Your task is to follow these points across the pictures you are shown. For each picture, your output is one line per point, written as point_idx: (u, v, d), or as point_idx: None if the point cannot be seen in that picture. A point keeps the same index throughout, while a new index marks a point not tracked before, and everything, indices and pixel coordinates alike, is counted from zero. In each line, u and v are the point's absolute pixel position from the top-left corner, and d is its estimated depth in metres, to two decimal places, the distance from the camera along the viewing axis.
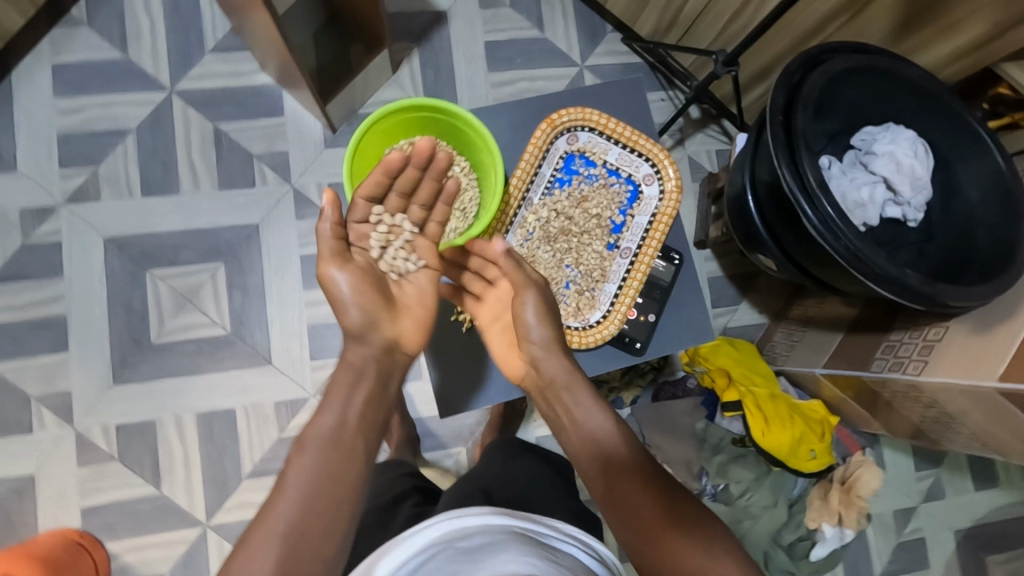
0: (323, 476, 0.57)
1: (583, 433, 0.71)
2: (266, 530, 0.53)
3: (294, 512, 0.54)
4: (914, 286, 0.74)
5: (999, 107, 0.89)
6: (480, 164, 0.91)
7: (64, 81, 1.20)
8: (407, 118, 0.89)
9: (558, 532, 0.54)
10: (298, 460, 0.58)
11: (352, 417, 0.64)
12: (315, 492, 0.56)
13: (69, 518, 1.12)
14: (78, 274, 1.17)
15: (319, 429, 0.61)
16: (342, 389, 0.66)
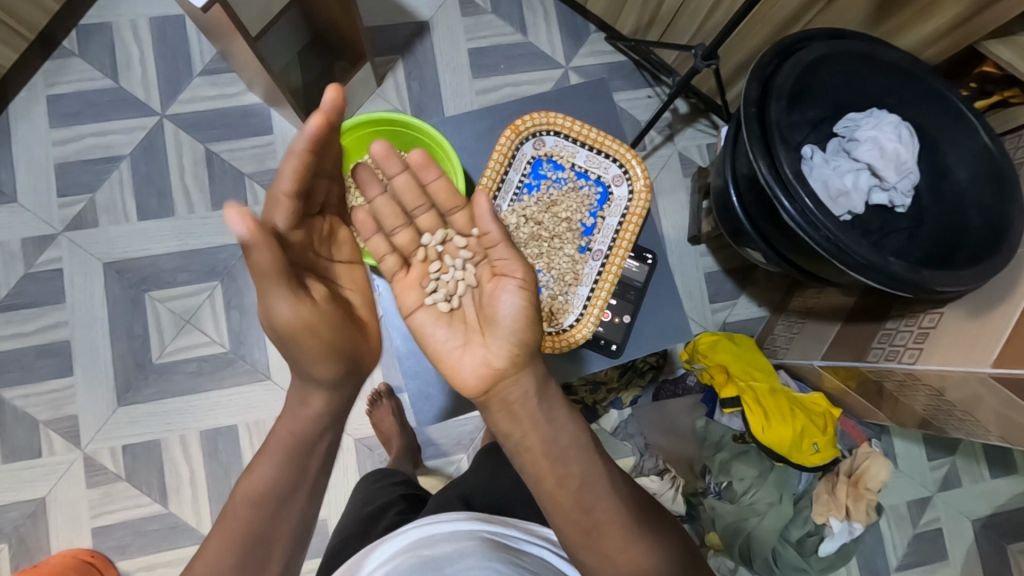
0: (249, 530, 0.58)
1: (553, 448, 0.62)
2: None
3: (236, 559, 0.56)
4: (898, 274, 0.72)
5: (987, 85, 0.88)
6: None
7: (59, 112, 1.23)
8: (366, 135, 0.93)
9: (527, 535, 0.62)
10: (238, 507, 0.59)
11: (295, 458, 0.61)
12: (247, 543, 0.57)
13: (81, 539, 1.14)
14: (80, 300, 1.20)
15: (262, 476, 0.60)
16: (279, 440, 0.62)
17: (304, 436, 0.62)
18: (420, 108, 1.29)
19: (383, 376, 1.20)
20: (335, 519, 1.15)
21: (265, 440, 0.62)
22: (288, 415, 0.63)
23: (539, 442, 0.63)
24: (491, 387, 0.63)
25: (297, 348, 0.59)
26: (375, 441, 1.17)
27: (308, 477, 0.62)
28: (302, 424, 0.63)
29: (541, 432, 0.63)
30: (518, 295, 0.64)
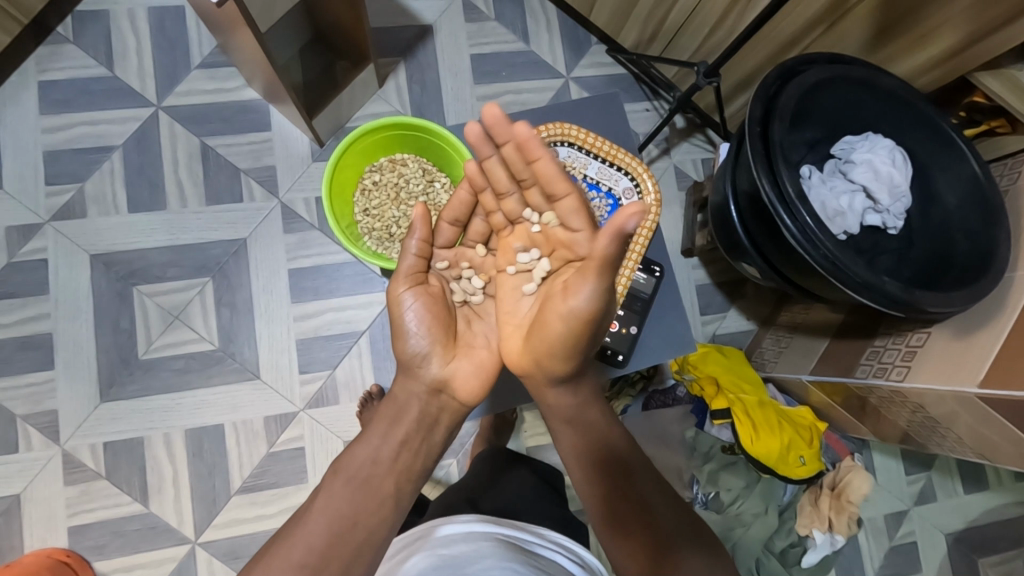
0: (349, 505, 0.62)
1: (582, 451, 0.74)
2: (292, 544, 0.58)
3: (331, 522, 0.60)
4: (892, 293, 0.75)
5: (976, 114, 0.91)
6: (459, 180, 0.92)
7: (50, 99, 1.20)
8: (385, 138, 0.92)
9: (539, 537, 0.61)
10: (335, 484, 0.64)
11: (394, 444, 0.68)
12: (344, 516, 0.61)
13: (56, 538, 1.11)
14: (65, 292, 1.17)
15: (360, 458, 0.66)
16: (383, 422, 0.70)
17: (403, 418, 0.70)
18: (420, 111, 1.29)
19: (375, 378, 1.20)
20: None
21: (365, 428, 0.70)
22: (396, 400, 0.71)
23: (577, 442, 0.74)
24: (537, 386, 0.73)
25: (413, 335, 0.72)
26: None
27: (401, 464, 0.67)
28: (400, 412, 0.70)
29: (575, 434, 0.75)
30: (567, 325, 0.64)
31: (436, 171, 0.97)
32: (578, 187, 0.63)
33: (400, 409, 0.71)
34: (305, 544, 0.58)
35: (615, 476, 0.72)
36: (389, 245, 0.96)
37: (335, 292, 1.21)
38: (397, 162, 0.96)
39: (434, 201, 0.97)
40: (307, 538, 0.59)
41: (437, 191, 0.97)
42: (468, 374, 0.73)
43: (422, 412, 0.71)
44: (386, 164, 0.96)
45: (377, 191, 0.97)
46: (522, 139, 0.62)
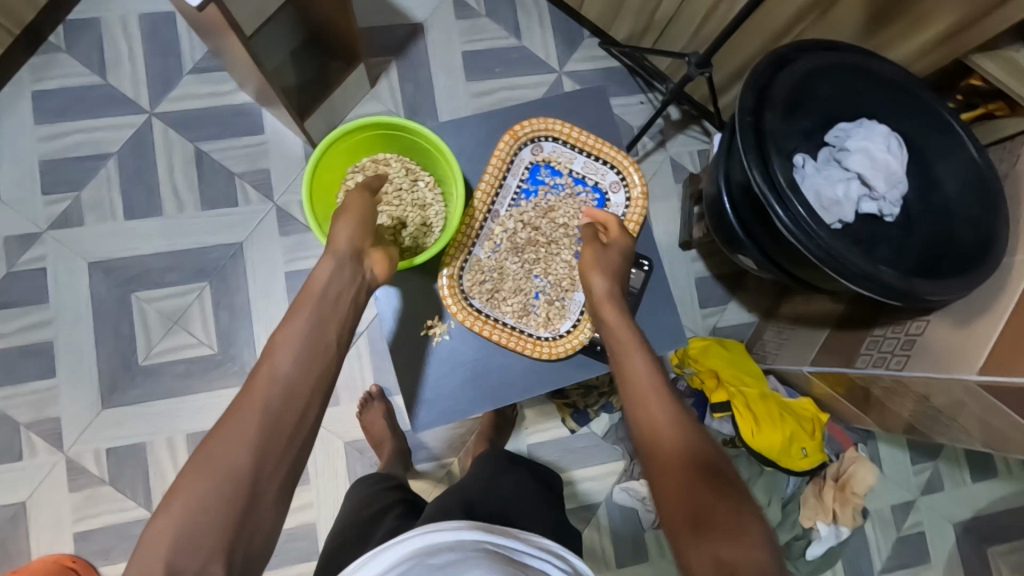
0: (289, 382, 0.65)
1: (660, 431, 0.65)
2: (237, 419, 0.61)
3: (268, 407, 0.62)
4: (889, 283, 0.74)
5: (975, 98, 0.90)
6: (443, 177, 0.93)
7: (45, 108, 1.20)
8: (364, 138, 0.90)
9: (531, 546, 0.52)
10: (264, 373, 0.65)
11: (311, 318, 0.71)
12: (279, 398, 0.63)
13: (63, 543, 1.12)
14: (64, 300, 1.17)
15: (286, 346, 0.68)
16: (307, 306, 0.72)
17: (329, 310, 0.73)
18: (413, 110, 1.29)
19: (374, 378, 1.18)
20: (325, 523, 1.14)
21: (285, 320, 0.71)
22: (316, 282, 0.74)
23: (650, 415, 0.66)
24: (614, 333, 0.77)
25: (352, 218, 0.78)
26: (365, 445, 1.17)
27: (328, 336, 0.71)
28: (323, 296, 0.73)
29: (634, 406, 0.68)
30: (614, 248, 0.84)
31: (420, 170, 0.96)
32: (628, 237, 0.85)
33: (322, 295, 0.73)
34: (246, 428, 0.60)
35: (689, 459, 0.61)
36: None
37: None
38: (379, 162, 0.95)
39: (418, 200, 0.96)
40: (243, 427, 0.60)
41: (420, 190, 0.96)
42: (328, 271, 0.74)
43: (341, 296, 0.74)
44: (369, 164, 0.94)
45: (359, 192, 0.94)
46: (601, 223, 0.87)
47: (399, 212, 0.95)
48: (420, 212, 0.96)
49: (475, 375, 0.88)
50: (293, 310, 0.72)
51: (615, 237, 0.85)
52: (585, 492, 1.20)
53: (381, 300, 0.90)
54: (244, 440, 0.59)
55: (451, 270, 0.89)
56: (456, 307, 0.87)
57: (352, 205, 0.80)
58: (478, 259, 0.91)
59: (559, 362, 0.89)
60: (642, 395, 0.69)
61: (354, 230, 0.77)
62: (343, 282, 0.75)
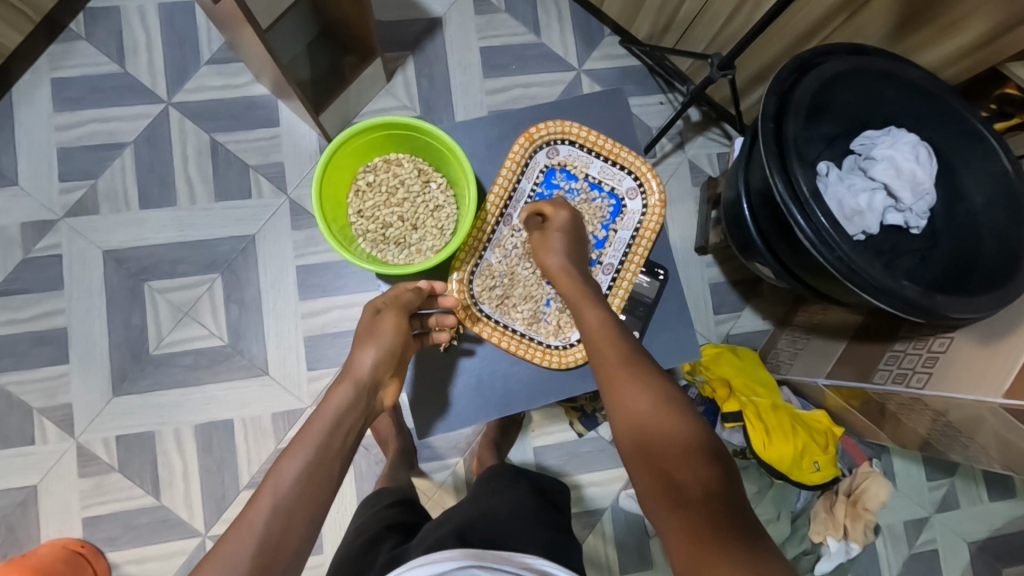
0: (281, 517, 0.59)
1: (638, 420, 0.64)
2: (219, 562, 0.55)
3: (255, 551, 0.56)
4: (912, 298, 0.71)
5: (1007, 107, 0.85)
6: (455, 180, 0.92)
7: (62, 97, 1.21)
8: (376, 138, 0.89)
9: (520, 569, 0.52)
10: (257, 508, 0.59)
11: (313, 444, 0.65)
12: (266, 538, 0.57)
13: (71, 529, 1.13)
14: (78, 288, 1.18)
15: (280, 477, 0.62)
16: (314, 433, 0.67)
17: (339, 432, 0.68)
18: (428, 106, 1.28)
19: None
20: (329, 519, 1.14)
21: (288, 446, 0.66)
22: (329, 403, 0.70)
23: (623, 405, 0.67)
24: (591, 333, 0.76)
25: (379, 348, 0.75)
26: (371, 441, 1.16)
27: (332, 467, 0.65)
28: (334, 424, 0.68)
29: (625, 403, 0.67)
30: (563, 216, 0.85)
31: (432, 171, 0.95)
32: (563, 213, 0.84)
33: (327, 417, 0.69)
34: None
35: (671, 443, 0.61)
36: (384, 248, 0.95)
37: (342, 289, 1.21)
38: (392, 162, 0.94)
39: (430, 201, 0.96)
40: (228, 567, 0.55)
41: (433, 191, 0.96)
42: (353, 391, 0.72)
43: (348, 422, 0.70)
44: (381, 165, 0.94)
45: (370, 192, 0.95)
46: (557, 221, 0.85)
47: (410, 212, 0.96)
48: (432, 214, 0.96)
49: (482, 382, 0.87)
50: (298, 436, 0.67)
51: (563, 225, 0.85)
52: (591, 498, 1.19)
53: None
54: None
55: (461, 275, 0.88)
56: (465, 312, 0.86)
57: (387, 333, 0.76)
58: (489, 264, 0.89)
59: (568, 372, 0.87)
60: (616, 384, 0.69)
61: (377, 363, 0.75)
62: (355, 411, 0.71)
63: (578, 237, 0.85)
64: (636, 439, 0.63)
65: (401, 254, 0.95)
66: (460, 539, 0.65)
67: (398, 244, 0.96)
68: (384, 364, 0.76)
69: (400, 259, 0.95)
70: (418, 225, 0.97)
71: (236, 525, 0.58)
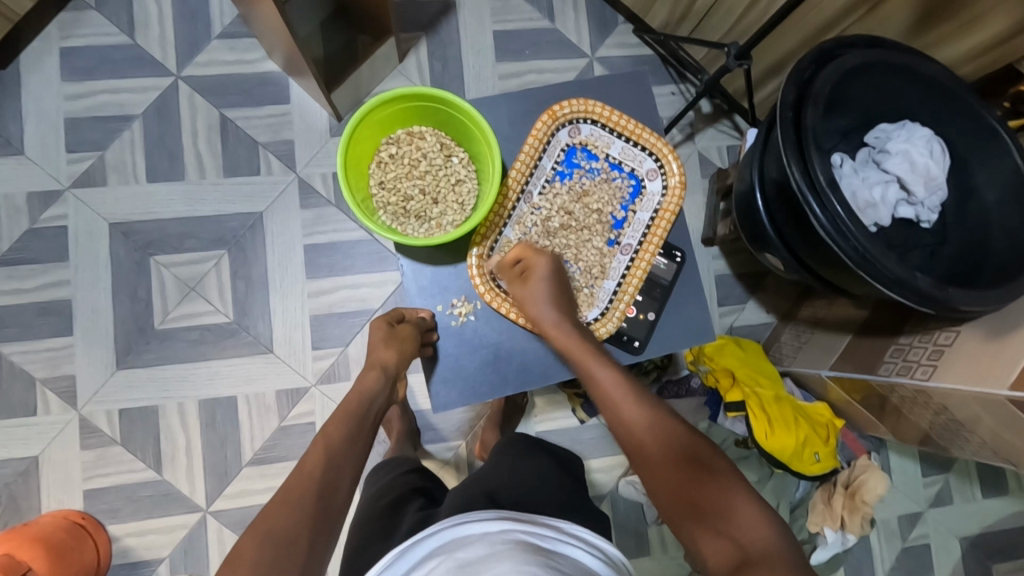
0: (324, 474, 0.64)
1: (638, 438, 0.68)
2: (271, 513, 0.59)
3: (303, 501, 0.60)
4: (925, 290, 0.72)
5: (1022, 106, 0.84)
6: (478, 154, 0.92)
7: (72, 66, 1.20)
8: (401, 109, 0.89)
9: (560, 533, 0.52)
10: (304, 468, 0.64)
11: (343, 431, 0.71)
12: (312, 491, 0.61)
13: (73, 500, 1.13)
14: (83, 260, 1.18)
15: (314, 459, 0.66)
16: (347, 413, 0.73)
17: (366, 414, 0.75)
18: (440, 88, 1.27)
19: None
20: None
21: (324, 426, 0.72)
22: (356, 393, 0.77)
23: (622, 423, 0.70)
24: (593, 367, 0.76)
25: (400, 348, 0.82)
26: None
27: (359, 454, 0.70)
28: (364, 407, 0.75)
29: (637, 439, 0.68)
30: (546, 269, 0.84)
31: (454, 146, 0.95)
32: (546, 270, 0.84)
33: (351, 413, 0.74)
34: (282, 523, 0.57)
35: (671, 455, 0.65)
36: (404, 221, 0.94)
37: (349, 269, 1.21)
38: (414, 135, 0.94)
39: (452, 176, 0.95)
40: (279, 532, 0.57)
41: (454, 166, 0.95)
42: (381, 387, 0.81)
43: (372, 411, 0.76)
44: (403, 137, 0.93)
45: (393, 164, 0.94)
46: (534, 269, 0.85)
47: (430, 186, 0.95)
48: (452, 189, 0.95)
49: (497, 356, 0.88)
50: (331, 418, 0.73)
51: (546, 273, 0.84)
52: (594, 483, 1.20)
53: (407, 273, 0.89)
54: (278, 532, 0.57)
55: (481, 249, 0.88)
56: (485, 287, 0.87)
57: (407, 336, 0.84)
58: (508, 241, 0.90)
59: None
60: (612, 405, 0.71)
61: (401, 358, 0.82)
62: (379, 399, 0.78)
63: (564, 285, 0.85)
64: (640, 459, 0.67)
65: (422, 228, 0.94)
66: (489, 500, 0.66)
67: (418, 218, 0.95)
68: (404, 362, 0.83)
69: (419, 233, 0.94)
70: (439, 199, 0.96)
71: (273, 501, 0.60)
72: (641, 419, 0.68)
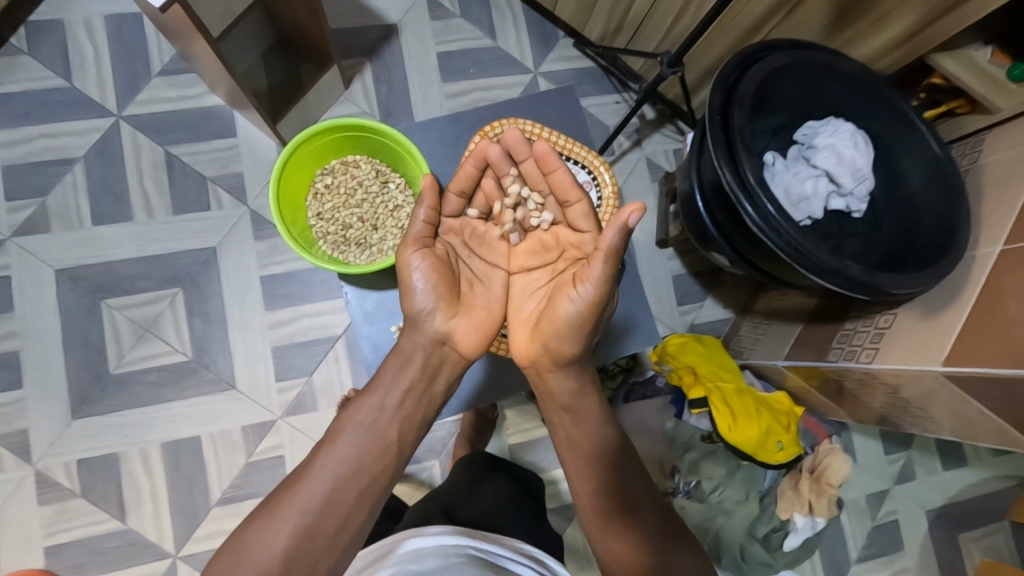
0: (336, 484, 0.62)
1: (578, 443, 0.71)
2: (283, 514, 0.60)
3: (307, 513, 0.60)
4: (856, 277, 0.75)
5: (937, 95, 0.92)
6: (412, 179, 0.93)
7: (7, 112, 1.17)
8: (333, 140, 0.90)
9: (510, 551, 0.56)
10: (321, 469, 0.63)
11: (368, 433, 0.66)
12: (328, 498, 0.61)
13: (33, 559, 1.09)
14: (31, 309, 1.14)
15: (307, 494, 0.61)
16: (375, 393, 0.70)
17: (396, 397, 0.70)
18: (388, 111, 1.28)
19: (353, 382, 1.19)
20: None
21: (351, 408, 0.69)
22: (390, 364, 0.72)
23: (570, 434, 0.72)
24: (542, 374, 0.73)
25: (422, 292, 0.72)
26: None
27: (364, 498, 0.63)
28: (394, 391, 0.70)
29: (576, 425, 0.72)
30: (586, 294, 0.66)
31: (390, 172, 0.96)
32: (587, 194, 0.71)
33: (366, 435, 0.66)
34: (283, 531, 0.59)
35: (602, 461, 0.70)
36: (345, 249, 0.95)
37: (309, 298, 1.20)
38: (349, 164, 0.95)
39: (390, 202, 0.97)
40: (274, 552, 0.58)
41: (391, 191, 0.97)
42: (468, 330, 0.74)
43: (403, 424, 0.69)
44: (338, 167, 0.95)
45: (329, 194, 0.95)
46: (541, 154, 0.70)
47: (369, 213, 0.97)
48: (391, 213, 0.97)
49: None
50: (361, 398, 0.70)
51: (612, 233, 0.61)
52: (567, 492, 1.20)
53: (352, 301, 0.89)
54: (282, 539, 0.58)
55: None
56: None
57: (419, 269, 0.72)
58: None
59: None
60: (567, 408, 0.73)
61: (435, 303, 0.73)
62: (416, 378, 0.71)
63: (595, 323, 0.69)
64: (583, 460, 0.70)
65: (363, 254, 0.96)
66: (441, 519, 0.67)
67: (359, 245, 0.96)
68: (434, 297, 0.73)
69: (361, 260, 0.95)
70: (379, 225, 0.97)
71: (257, 519, 0.60)
72: (587, 432, 0.72)
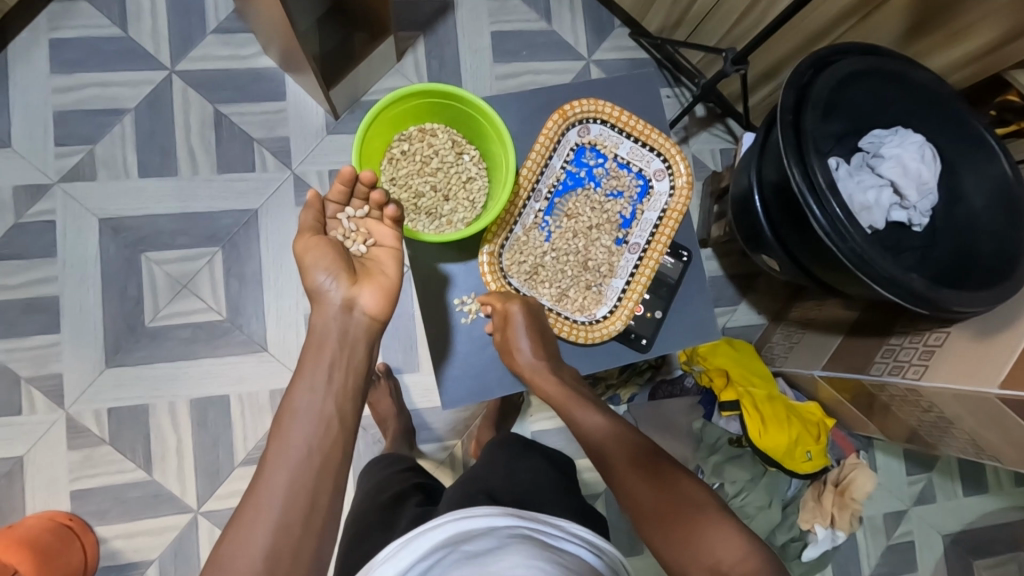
0: (296, 467, 0.56)
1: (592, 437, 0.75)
2: (248, 522, 0.53)
3: (274, 509, 0.54)
4: (918, 290, 0.74)
5: (1007, 114, 0.89)
6: (490, 154, 0.92)
7: (60, 58, 1.17)
8: (415, 105, 0.89)
9: (564, 532, 0.54)
10: (273, 462, 0.57)
11: (311, 404, 0.60)
12: (294, 487, 0.55)
13: (59, 502, 1.11)
14: (72, 256, 1.15)
15: (265, 496, 0.54)
16: (314, 358, 0.63)
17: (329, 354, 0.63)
18: None
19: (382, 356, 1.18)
20: None
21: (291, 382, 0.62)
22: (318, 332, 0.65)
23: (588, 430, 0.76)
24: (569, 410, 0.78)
25: (323, 280, 0.66)
26: (370, 421, 1.16)
27: (325, 479, 0.57)
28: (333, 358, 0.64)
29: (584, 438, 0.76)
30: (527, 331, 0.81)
31: (466, 143, 0.95)
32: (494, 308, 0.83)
33: (312, 418, 0.59)
34: (256, 536, 0.52)
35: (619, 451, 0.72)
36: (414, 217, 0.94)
37: None
38: (426, 132, 0.94)
39: (463, 173, 0.96)
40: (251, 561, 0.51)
41: (465, 163, 0.95)
42: (377, 298, 0.68)
43: (342, 396, 0.62)
44: (415, 134, 0.93)
45: (404, 160, 0.94)
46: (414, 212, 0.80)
47: (442, 183, 0.96)
48: (463, 186, 0.96)
49: None
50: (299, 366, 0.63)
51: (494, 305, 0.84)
52: (588, 483, 1.20)
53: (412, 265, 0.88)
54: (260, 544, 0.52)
55: (492, 248, 0.88)
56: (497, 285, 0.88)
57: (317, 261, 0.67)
58: (520, 237, 0.91)
59: (593, 347, 0.89)
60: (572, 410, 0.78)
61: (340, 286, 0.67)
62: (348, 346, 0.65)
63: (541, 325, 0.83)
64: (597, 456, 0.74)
65: (432, 224, 0.94)
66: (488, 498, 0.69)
67: (428, 214, 0.95)
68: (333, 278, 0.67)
69: (430, 230, 0.94)
70: (449, 197, 0.96)
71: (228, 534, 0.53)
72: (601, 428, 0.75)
